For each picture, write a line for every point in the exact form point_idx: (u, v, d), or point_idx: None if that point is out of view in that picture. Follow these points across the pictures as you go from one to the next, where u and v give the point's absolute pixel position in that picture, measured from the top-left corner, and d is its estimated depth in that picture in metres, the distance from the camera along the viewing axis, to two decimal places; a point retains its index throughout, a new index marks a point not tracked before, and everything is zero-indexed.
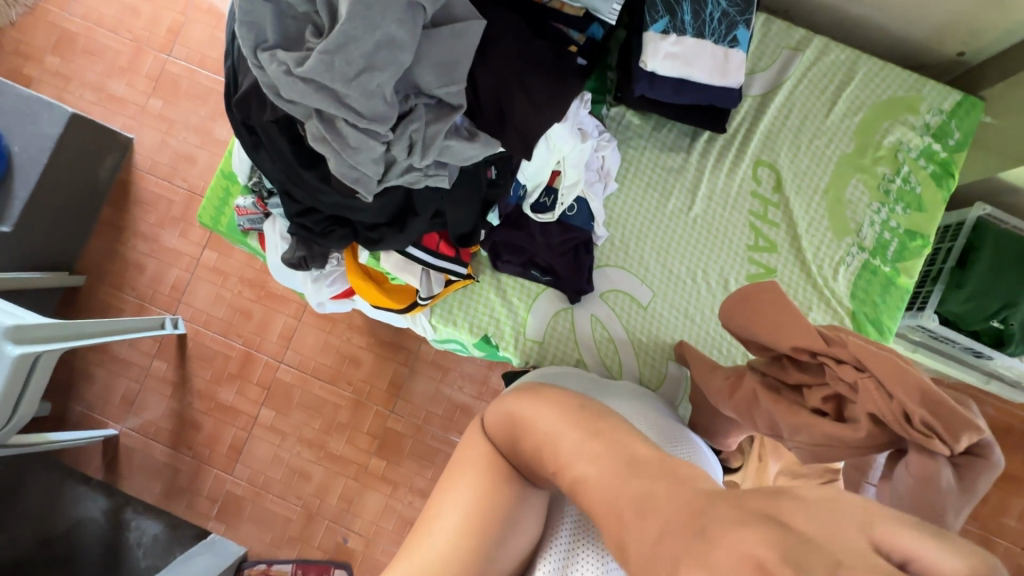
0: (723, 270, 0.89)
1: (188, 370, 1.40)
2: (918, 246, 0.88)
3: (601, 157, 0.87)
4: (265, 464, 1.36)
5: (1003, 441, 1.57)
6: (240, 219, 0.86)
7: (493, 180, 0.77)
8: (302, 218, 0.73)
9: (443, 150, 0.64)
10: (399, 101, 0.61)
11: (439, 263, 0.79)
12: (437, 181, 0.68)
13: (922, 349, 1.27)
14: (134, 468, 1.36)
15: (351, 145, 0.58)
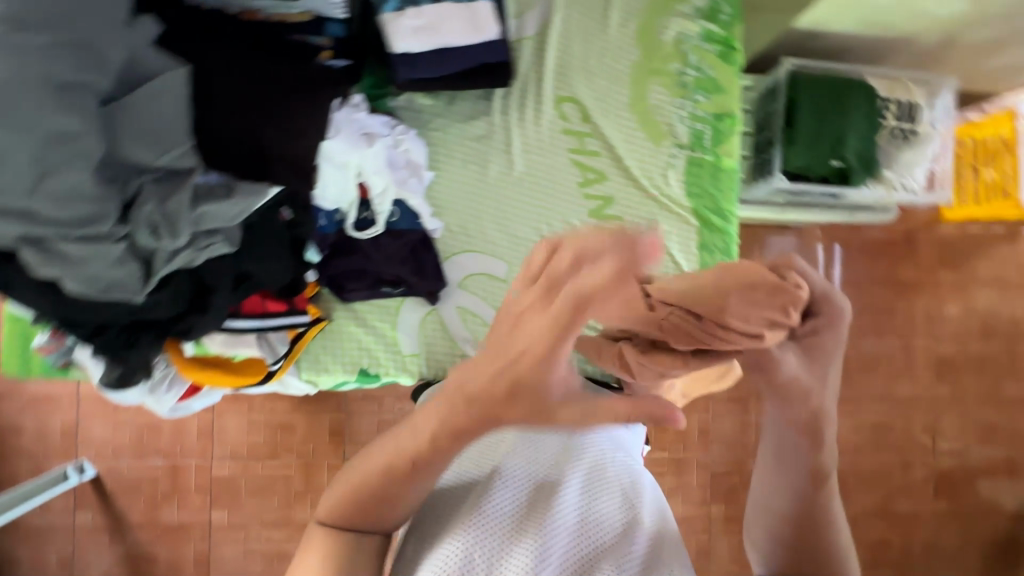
0: (565, 216, 0.88)
1: (118, 508, 1.29)
2: (729, 126, 0.91)
3: (405, 150, 0.82)
4: (239, 565, 1.29)
5: (894, 254, 1.72)
6: (49, 356, 0.76)
7: (292, 220, 0.73)
8: (97, 338, 0.66)
9: (201, 218, 0.60)
10: (121, 188, 0.57)
11: (272, 323, 0.74)
12: (217, 248, 0.63)
13: (790, 208, 1.34)
14: None
15: (82, 257, 0.54)
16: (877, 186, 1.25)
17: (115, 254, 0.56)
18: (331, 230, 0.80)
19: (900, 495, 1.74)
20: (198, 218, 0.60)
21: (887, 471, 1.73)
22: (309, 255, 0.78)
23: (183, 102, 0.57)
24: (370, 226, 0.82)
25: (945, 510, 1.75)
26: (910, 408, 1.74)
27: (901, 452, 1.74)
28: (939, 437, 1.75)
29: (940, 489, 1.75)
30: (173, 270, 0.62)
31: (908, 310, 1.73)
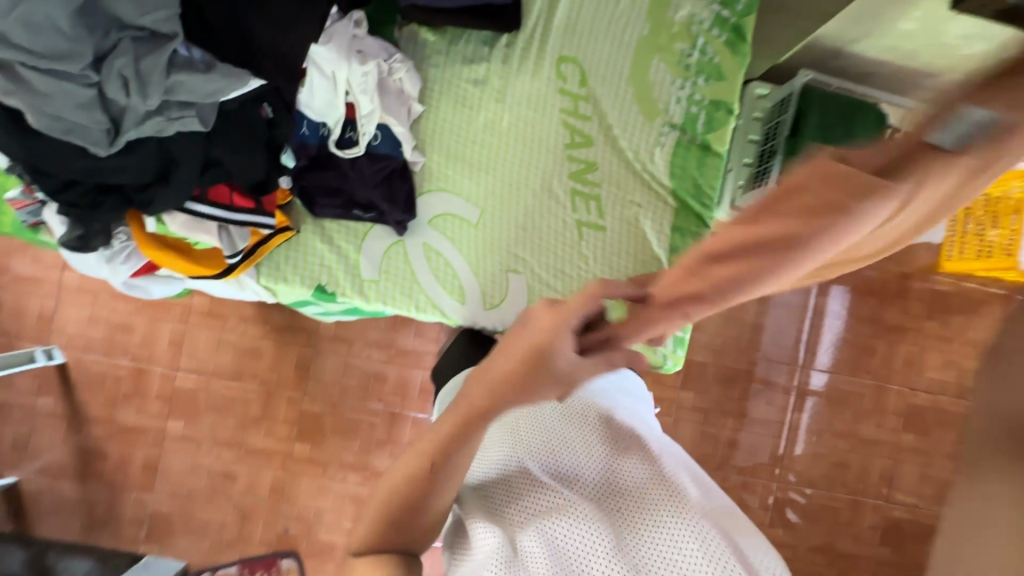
0: (545, 172, 0.98)
1: (79, 400, 1.57)
2: (724, 113, 0.97)
3: (397, 79, 0.91)
4: (185, 475, 1.58)
5: (879, 296, 1.73)
6: (21, 215, 0.87)
7: (271, 118, 0.84)
8: (63, 193, 0.79)
9: (173, 85, 0.74)
10: (102, 39, 0.73)
11: (235, 216, 0.86)
12: (188, 122, 0.77)
13: None
14: (47, 505, 1.57)
15: (47, 94, 0.70)
16: None
17: (82, 102, 0.72)
18: (309, 139, 0.89)
19: (844, 534, 1.75)
20: (169, 86, 0.74)
21: (835, 507, 1.75)
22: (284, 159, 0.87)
23: None
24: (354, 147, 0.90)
25: (888, 559, 1.75)
26: (870, 450, 1.75)
27: (853, 491, 1.75)
28: (897, 485, 1.75)
29: (887, 537, 1.75)
30: (140, 136, 0.76)
31: (886, 353, 1.74)
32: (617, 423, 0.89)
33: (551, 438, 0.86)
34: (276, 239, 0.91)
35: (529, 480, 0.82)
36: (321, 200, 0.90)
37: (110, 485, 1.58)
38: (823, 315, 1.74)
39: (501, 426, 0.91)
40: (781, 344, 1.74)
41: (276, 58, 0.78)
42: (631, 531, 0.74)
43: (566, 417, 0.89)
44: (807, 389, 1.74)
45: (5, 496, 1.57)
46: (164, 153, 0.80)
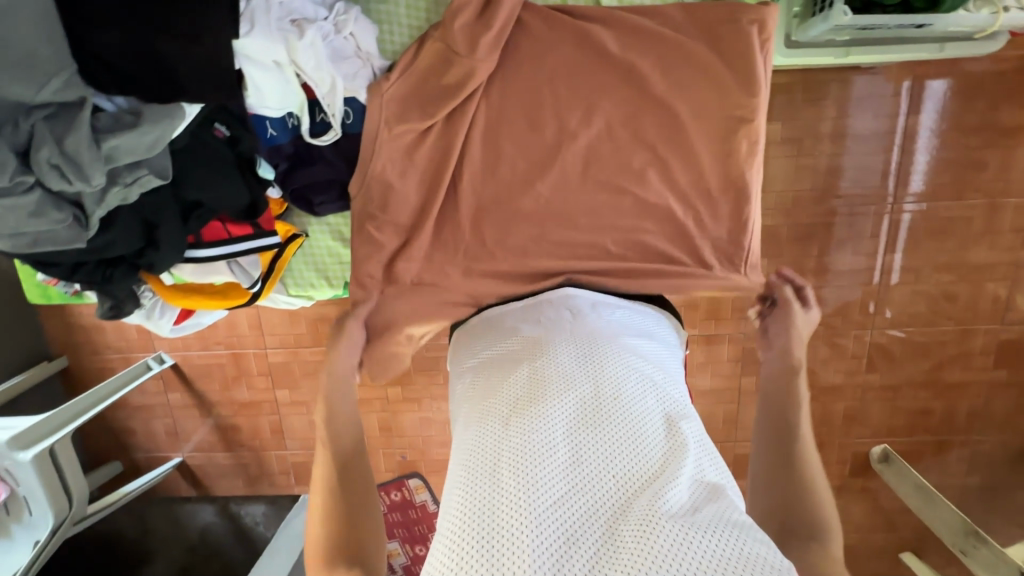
0: None
1: (199, 389, 1.78)
2: None
3: (349, 35, 0.95)
4: (307, 431, 1.80)
5: (993, 96, 1.42)
6: (60, 286, 1.03)
7: (228, 135, 0.94)
8: (76, 274, 0.93)
9: (112, 150, 0.76)
10: (15, 131, 0.70)
11: (233, 248, 1.05)
12: (144, 179, 0.83)
13: (858, 48, 1.08)
14: (213, 473, 1.89)
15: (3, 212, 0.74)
16: (982, 7, 0.95)
17: (40, 205, 0.75)
18: (279, 138, 0.97)
19: (953, 366, 1.65)
20: (107, 154, 0.76)
21: (940, 341, 1.63)
22: (263, 172, 1.00)
23: (53, 31, 0.67)
24: (327, 131, 1.00)
25: (1004, 379, 1.66)
26: (981, 277, 1.57)
27: (962, 320, 1.61)
28: (1015, 304, 1.58)
29: (1003, 358, 1.64)
30: (108, 208, 0.82)
31: (1002, 163, 1.47)
32: (628, 362, 0.82)
33: (545, 355, 0.82)
34: (288, 249, 1.12)
35: (510, 394, 0.78)
36: (320, 199, 1.08)
37: (252, 449, 1.84)
38: (917, 135, 1.46)
39: (502, 341, 0.90)
40: (867, 182, 1.51)
41: (206, 80, 0.76)
42: (611, 481, 0.68)
43: (596, 349, 0.83)
44: (901, 225, 1.54)
45: (180, 471, 1.89)
46: (142, 215, 0.90)
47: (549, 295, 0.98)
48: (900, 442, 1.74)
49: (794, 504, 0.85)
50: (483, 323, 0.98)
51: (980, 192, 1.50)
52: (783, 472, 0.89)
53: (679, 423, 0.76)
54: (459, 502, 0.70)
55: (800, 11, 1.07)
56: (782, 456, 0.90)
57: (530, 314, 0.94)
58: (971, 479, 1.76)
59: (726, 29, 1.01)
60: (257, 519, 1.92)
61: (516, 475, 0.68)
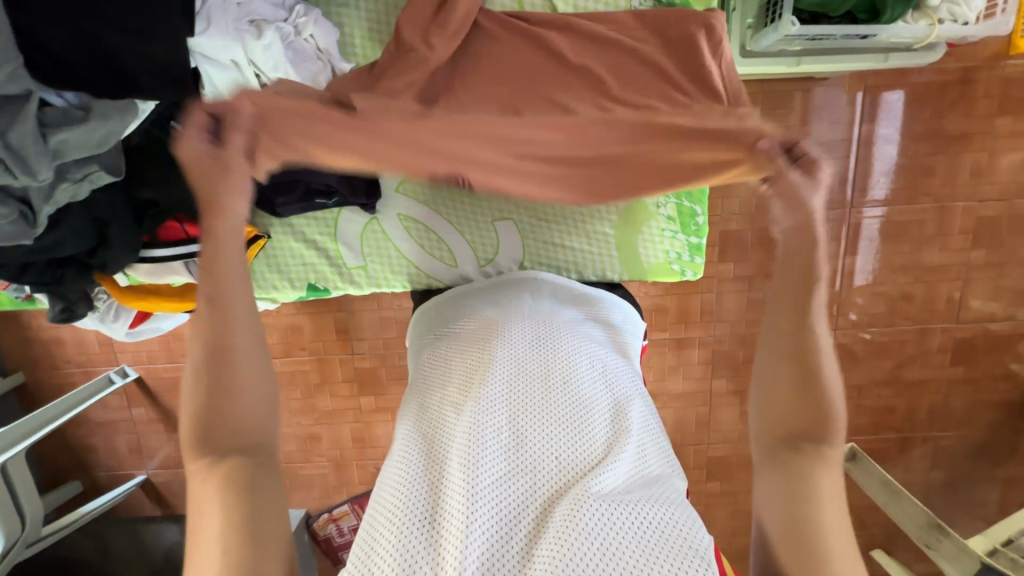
0: None
1: (164, 403, 1.73)
2: None
3: (310, 35, 0.98)
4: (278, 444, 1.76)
5: (938, 105, 1.50)
6: (12, 291, 0.99)
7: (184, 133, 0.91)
8: (25, 274, 0.90)
9: (61, 143, 0.75)
10: None
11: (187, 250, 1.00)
12: (95, 174, 0.81)
13: (808, 58, 1.13)
14: (179, 491, 1.82)
15: None
16: (919, 19, 1.00)
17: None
18: None
19: (913, 364, 1.71)
20: (55, 148, 0.75)
21: (899, 341, 1.69)
22: None
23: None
24: None
25: (961, 377, 1.72)
26: (936, 277, 1.63)
27: (919, 320, 1.67)
28: (969, 303, 1.65)
29: (959, 356, 1.70)
30: (57, 205, 0.81)
31: (950, 169, 1.54)
32: (582, 347, 0.83)
33: (500, 337, 0.82)
34: (249, 252, 1.09)
35: (463, 370, 0.79)
36: (281, 199, 1.06)
37: None
38: (871, 143, 1.53)
39: (461, 321, 0.90)
40: (826, 187, 1.57)
41: (158, 75, 0.75)
42: (554, 459, 0.68)
43: (550, 335, 0.83)
44: (859, 229, 1.60)
45: (144, 489, 1.82)
46: (94, 213, 0.88)
47: (512, 280, 0.99)
48: (866, 440, 1.78)
49: (800, 421, 0.80)
50: (447, 299, 0.98)
51: (931, 197, 1.57)
52: (803, 393, 0.80)
53: (625, 409, 0.77)
54: (400, 470, 0.69)
55: (753, 23, 1.11)
56: (803, 371, 0.80)
57: (491, 297, 0.95)
58: (934, 474, 1.81)
59: (682, 36, 1.04)
60: None
61: (459, 445, 0.68)
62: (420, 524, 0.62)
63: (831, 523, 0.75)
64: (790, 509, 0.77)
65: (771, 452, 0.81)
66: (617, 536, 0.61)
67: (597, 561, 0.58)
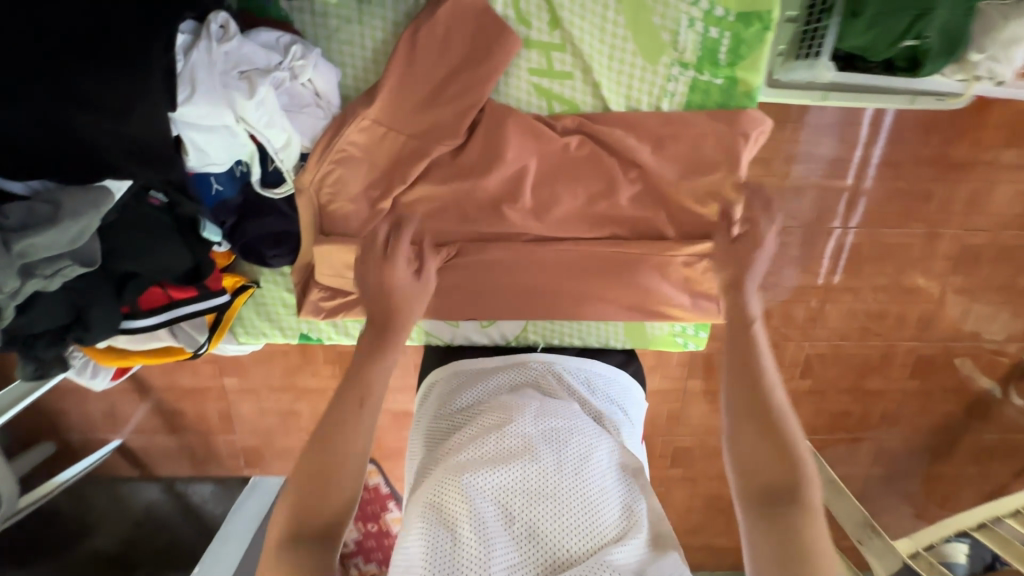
0: (636, 90, 1.03)
1: (139, 373, 1.69)
2: (755, 34, 0.96)
3: (307, 82, 0.95)
4: (256, 417, 1.77)
5: (950, 130, 1.46)
6: None
7: (166, 203, 0.93)
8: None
9: (29, 248, 0.74)
10: None
11: (172, 313, 1.03)
12: (68, 267, 0.81)
13: (835, 93, 1.06)
14: (157, 455, 1.84)
15: None
16: (955, 73, 0.95)
17: None
18: (224, 193, 0.98)
19: (875, 376, 1.80)
20: (22, 252, 0.74)
21: (867, 354, 1.77)
22: (209, 234, 1.00)
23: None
24: (279, 183, 1.02)
25: (915, 389, 1.83)
26: (911, 298, 1.68)
27: (888, 337, 1.74)
28: (937, 323, 1.72)
29: (917, 370, 1.79)
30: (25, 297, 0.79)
31: (946, 196, 1.54)
32: (588, 437, 0.90)
33: (510, 422, 0.89)
34: (237, 301, 1.12)
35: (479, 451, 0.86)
36: (272, 252, 1.07)
37: (199, 433, 1.80)
38: (875, 165, 1.50)
39: (473, 404, 0.98)
40: (823, 207, 1.56)
41: (127, 149, 0.77)
42: (562, 551, 0.75)
43: (557, 424, 0.90)
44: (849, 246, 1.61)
45: (119, 452, 1.83)
46: (72, 296, 0.87)
47: (524, 363, 1.07)
48: (820, 438, 1.92)
49: (782, 482, 0.87)
50: (458, 385, 1.06)
51: (923, 222, 1.58)
52: (768, 428, 0.91)
53: (631, 498, 0.84)
54: (417, 545, 0.76)
55: (785, 50, 1.03)
56: (768, 424, 0.91)
57: (505, 384, 1.03)
58: (874, 469, 1.98)
59: (699, 102, 1.03)
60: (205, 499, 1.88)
61: (475, 532, 0.74)
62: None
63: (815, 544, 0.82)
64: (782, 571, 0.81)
65: (756, 506, 0.88)
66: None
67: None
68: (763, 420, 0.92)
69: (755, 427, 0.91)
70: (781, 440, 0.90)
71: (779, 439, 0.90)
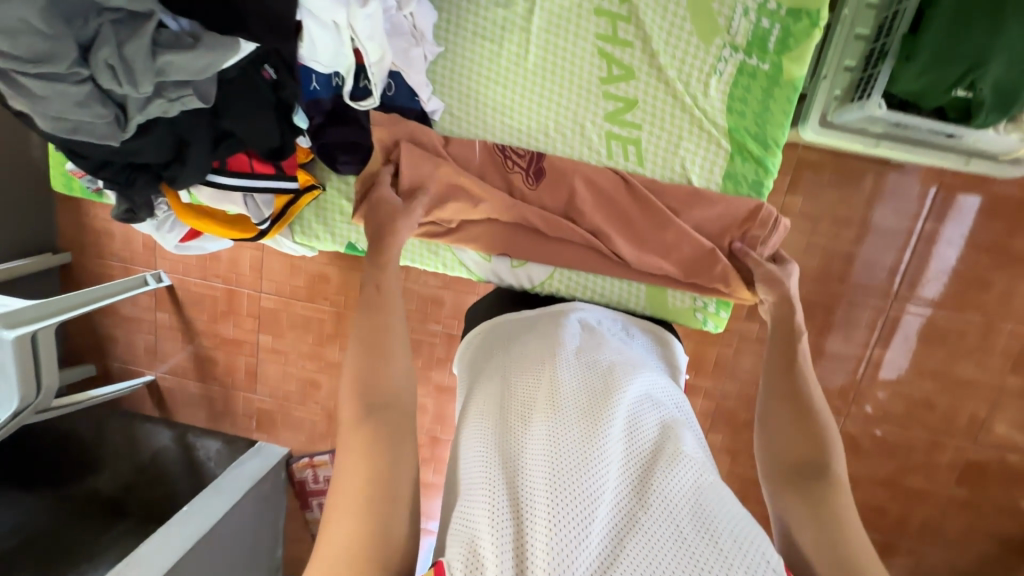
0: (682, 75, 0.99)
1: (188, 316, 1.81)
2: (806, 27, 0.95)
3: (409, 14, 0.90)
4: (279, 380, 1.83)
5: (1015, 220, 1.45)
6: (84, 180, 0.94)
7: (275, 80, 0.84)
8: (100, 172, 0.85)
9: (166, 67, 0.70)
10: (78, 27, 0.66)
11: (256, 184, 0.94)
12: (188, 100, 0.76)
13: (887, 141, 1.10)
14: (179, 400, 1.92)
15: (42, 97, 0.68)
16: (1011, 131, 0.99)
17: (84, 97, 0.70)
18: (320, 93, 0.90)
19: (917, 473, 1.66)
20: (160, 69, 0.70)
21: (910, 446, 1.64)
22: (298, 121, 0.89)
23: None
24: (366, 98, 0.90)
25: (964, 499, 1.66)
26: (964, 392, 1.57)
27: (935, 431, 1.62)
28: (991, 427, 1.59)
29: (967, 477, 1.64)
30: (149, 117, 0.76)
31: (1008, 288, 1.49)
32: (633, 373, 0.88)
33: (554, 358, 0.88)
34: (302, 199, 1.02)
35: (537, 382, 0.85)
36: (342, 158, 0.98)
37: (222, 386, 1.87)
38: (932, 242, 1.49)
39: (518, 339, 0.96)
40: (872, 275, 1.53)
41: (265, 15, 0.67)
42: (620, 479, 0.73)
43: (597, 361, 0.89)
44: (898, 322, 1.56)
45: (148, 388, 1.92)
46: (177, 132, 0.83)
47: (557, 306, 1.04)
48: None
49: (808, 450, 0.89)
50: (494, 329, 1.01)
51: (981, 312, 1.51)
52: (798, 415, 0.93)
53: (675, 426, 0.82)
54: (480, 461, 0.76)
55: (841, 95, 1.09)
56: (797, 406, 0.93)
57: (540, 325, 0.99)
58: None
59: (752, 94, 0.99)
60: (211, 454, 1.87)
61: (537, 461, 0.73)
62: (503, 512, 0.69)
63: (850, 517, 0.82)
64: (813, 532, 0.80)
65: (781, 479, 0.89)
66: (691, 546, 0.66)
67: (675, 558, 0.64)
68: (790, 403, 0.94)
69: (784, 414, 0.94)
70: (811, 422, 0.92)
71: (808, 420, 0.92)
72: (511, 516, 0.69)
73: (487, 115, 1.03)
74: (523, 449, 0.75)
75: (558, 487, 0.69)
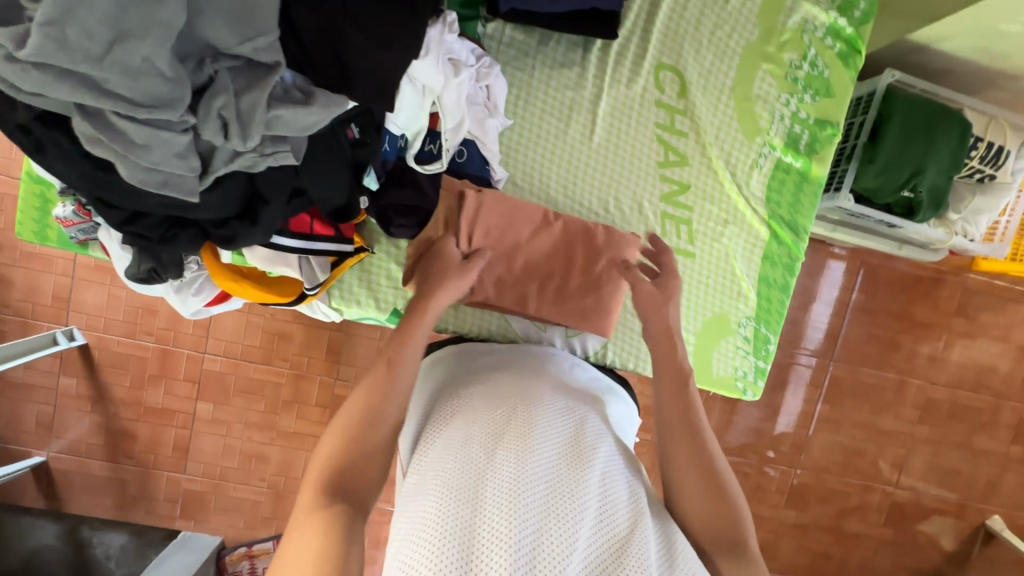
0: (730, 166, 1.14)
1: (103, 381, 1.52)
2: (828, 134, 1.15)
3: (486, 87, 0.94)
4: (217, 456, 1.58)
5: (914, 292, 1.74)
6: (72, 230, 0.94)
7: (358, 139, 0.82)
8: (132, 225, 0.73)
9: (274, 120, 0.66)
10: (193, 69, 0.61)
11: (312, 246, 0.90)
12: (281, 156, 0.71)
13: (842, 227, 1.30)
14: (76, 485, 1.56)
15: (137, 145, 0.60)
16: (938, 226, 1.22)
17: (178, 145, 0.62)
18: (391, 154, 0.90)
19: (853, 517, 1.83)
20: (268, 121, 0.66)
21: (847, 492, 1.82)
22: (368, 181, 0.88)
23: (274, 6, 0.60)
24: (433, 162, 0.94)
25: (890, 538, 1.86)
26: (885, 441, 1.80)
27: (865, 477, 1.82)
28: (906, 470, 1.83)
29: (892, 518, 1.85)
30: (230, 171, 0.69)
31: (912, 349, 1.77)
32: (601, 428, 0.85)
33: (525, 398, 0.83)
34: (350, 261, 0.99)
35: (506, 418, 0.79)
36: (399, 219, 0.96)
37: (140, 465, 1.57)
38: (856, 309, 1.74)
39: (482, 374, 0.91)
40: (813, 337, 1.74)
41: (375, 83, 0.67)
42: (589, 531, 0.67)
43: (569, 408, 0.85)
44: (833, 379, 1.77)
45: (32, 473, 1.55)
46: (254, 184, 0.75)
47: (532, 350, 1.03)
48: None
49: (720, 525, 0.79)
50: (457, 365, 0.97)
51: (894, 370, 1.77)
52: (707, 483, 0.82)
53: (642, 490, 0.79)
54: (435, 494, 0.68)
55: None
56: (706, 475, 0.82)
57: (508, 363, 0.95)
58: None
59: (778, 185, 1.16)
60: (111, 553, 1.51)
61: (500, 499, 0.66)
62: (455, 548, 0.61)
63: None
64: None
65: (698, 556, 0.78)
66: None
67: None
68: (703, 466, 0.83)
69: (694, 472, 0.83)
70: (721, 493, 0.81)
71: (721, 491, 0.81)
72: (461, 558, 0.61)
73: (551, 187, 1.06)
74: (486, 485, 0.68)
75: (520, 536, 0.62)
